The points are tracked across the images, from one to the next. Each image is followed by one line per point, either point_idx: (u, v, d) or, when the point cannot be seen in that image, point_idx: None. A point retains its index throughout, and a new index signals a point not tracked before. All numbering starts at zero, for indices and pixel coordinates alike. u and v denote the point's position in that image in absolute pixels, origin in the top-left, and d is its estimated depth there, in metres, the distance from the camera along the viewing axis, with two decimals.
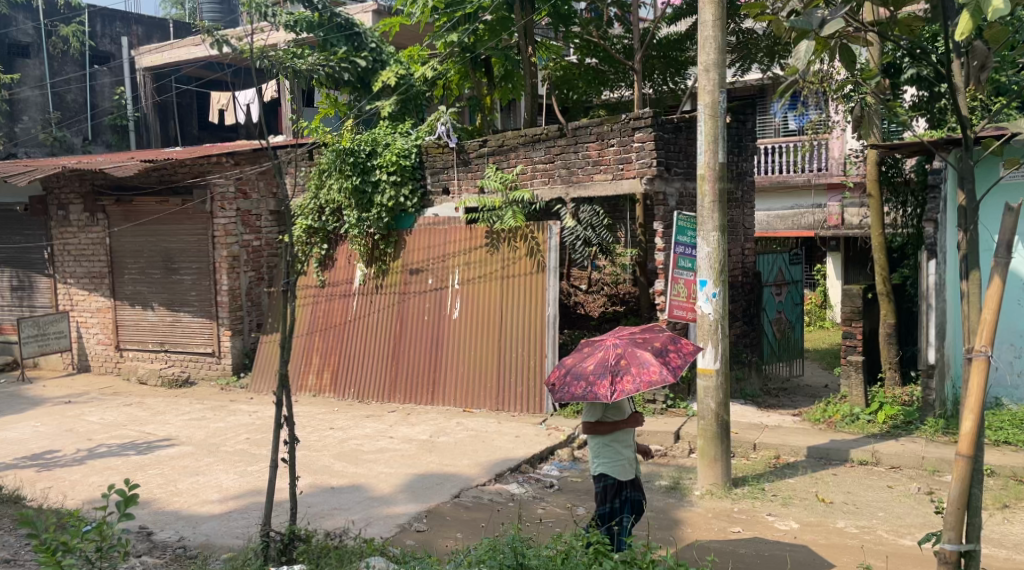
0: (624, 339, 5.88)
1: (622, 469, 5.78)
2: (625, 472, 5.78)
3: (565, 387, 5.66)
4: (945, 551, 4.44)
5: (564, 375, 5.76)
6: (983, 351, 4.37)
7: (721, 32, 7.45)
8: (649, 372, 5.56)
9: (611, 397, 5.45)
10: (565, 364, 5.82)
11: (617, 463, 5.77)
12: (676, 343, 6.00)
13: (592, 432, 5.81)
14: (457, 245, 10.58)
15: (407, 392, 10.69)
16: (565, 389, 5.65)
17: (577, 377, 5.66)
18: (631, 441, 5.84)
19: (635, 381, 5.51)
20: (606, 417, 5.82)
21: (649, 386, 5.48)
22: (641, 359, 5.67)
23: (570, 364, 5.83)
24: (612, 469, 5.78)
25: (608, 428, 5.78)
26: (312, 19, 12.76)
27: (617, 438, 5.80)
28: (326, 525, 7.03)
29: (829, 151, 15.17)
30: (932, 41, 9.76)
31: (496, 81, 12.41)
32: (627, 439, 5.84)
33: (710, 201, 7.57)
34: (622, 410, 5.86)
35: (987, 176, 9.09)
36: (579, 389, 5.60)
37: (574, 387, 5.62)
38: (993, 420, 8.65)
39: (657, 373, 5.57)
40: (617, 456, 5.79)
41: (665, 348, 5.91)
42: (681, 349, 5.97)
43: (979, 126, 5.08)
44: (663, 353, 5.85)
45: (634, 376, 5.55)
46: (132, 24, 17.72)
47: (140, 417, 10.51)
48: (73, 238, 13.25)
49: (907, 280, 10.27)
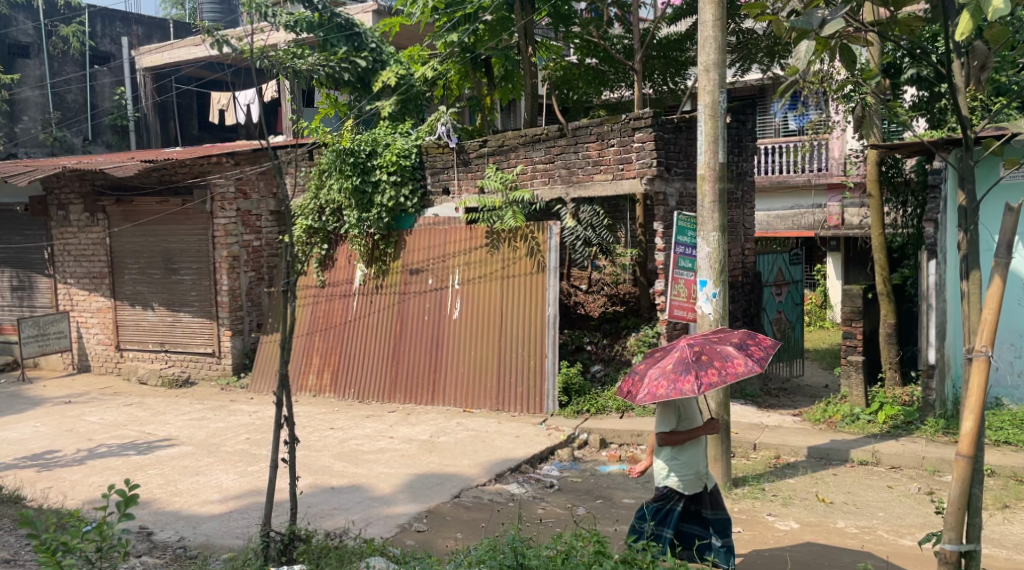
0: (697, 338, 5.88)
1: (688, 482, 5.78)
2: (690, 486, 5.78)
3: (645, 390, 5.60)
4: (945, 551, 4.45)
5: (642, 379, 5.70)
6: (984, 351, 4.38)
7: (721, 32, 7.45)
8: (734, 364, 5.61)
9: (700, 390, 5.43)
10: (640, 369, 5.77)
11: (684, 477, 5.77)
12: (753, 336, 5.98)
13: (664, 443, 5.80)
14: (457, 245, 10.58)
15: (407, 392, 10.69)
16: (646, 392, 5.59)
17: (657, 377, 5.61)
18: (700, 456, 5.82)
19: (721, 374, 5.55)
20: (679, 427, 5.81)
21: (735, 377, 5.54)
22: (721, 353, 5.72)
23: (645, 368, 5.77)
24: (680, 482, 5.78)
25: (682, 439, 5.76)
26: (312, 19, 12.76)
27: (687, 451, 5.79)
28: (326, 525, 7.03)
29: (830, 151, 15.19)
30: (932, 41, 9.76)
31: (496, 82, 12.43)
32: (697, 455, 5.83)
33: (710, 201, 7.57)
34: (695, 421, 5.86)
35: (987, 176, 9.09)
36: (662, 388, 5.55)
37: (656, 388, 5.56)
38: (993, 421, 8.65)
39: (742, 365, 5.63)
40: (686, 469, 5.78)
41: (744, 342, 5.89)
42: (761, 341, 5.92)
43: (979, 126, 5.08)
44: (741, 345, 5.85)
45: (719, 370, 5.58)
46: (132, 24, 17.72)
47: (140, 417, 10.51)
48: (73, 238, 13.25)
49: (908, 280, 10.25)
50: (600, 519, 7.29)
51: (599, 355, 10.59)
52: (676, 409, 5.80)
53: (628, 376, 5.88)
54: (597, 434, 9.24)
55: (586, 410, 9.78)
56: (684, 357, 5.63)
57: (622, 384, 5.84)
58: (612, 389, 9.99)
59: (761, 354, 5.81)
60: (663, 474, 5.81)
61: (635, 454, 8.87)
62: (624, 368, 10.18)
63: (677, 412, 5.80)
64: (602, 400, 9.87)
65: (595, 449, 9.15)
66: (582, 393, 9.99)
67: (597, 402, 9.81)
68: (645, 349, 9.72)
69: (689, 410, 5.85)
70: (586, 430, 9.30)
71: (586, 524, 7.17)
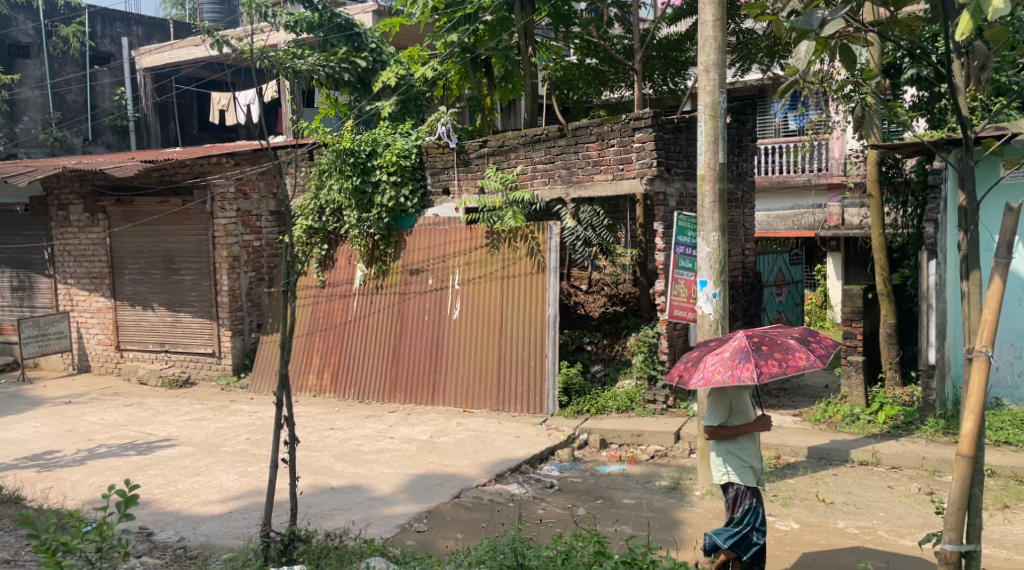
0: (756, 331, 5.97)
1: (744, 476, 5.76)
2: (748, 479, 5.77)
3: (701, 375, 5.70)
4: (945, 551, 4.45)
5: (699, 364, 5.79)
6: (984, 351, 4.38)
7: (721, 32, 7.45)
8: (794, 358, 5.69)
9: (757, 378, 5.51)
10: (696, 356, 5.87)
11: (740, 470, 5.77)
12: (815, 334, 6.06)
13: (715, 437, 5.83)
14: (457, 245, 10.58)
15: (407, 392, 10.69)
16: (701, 377, 5.68)
17: (714, 363, 5.70)
18: (754, 450, 5.83)
19: (781, 365, 5.61)
20: (730, 421, 5.85)
21: (796, 370, 5.60)
22: (782, 346, 5.79)
23: (701, 356, 5.88)
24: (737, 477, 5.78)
25: (731, 432, 5.79)
26: (312, 19, 12.76)
27: (740, 445, 5.80)
28: (326, 526, 7.03)
29: (829, 151, 15.34)
30: (932, 41, 9.76)
31: (496, 82, 12.44)
32: (751, 448, 5.84)
33: (710, 201, 7.57)
34: (747, 414, 5.90)
35: (987, 176, 9.10)
36: (719, 373, 5.63)
37: (713, 374, 5.65)
38: (993, 421, 8.65)
39: (802, 360, 5.70)
40: (742, 463, 5.79)
41: (805, 339, 5.96)
42: (822, 340, 5.99)
43: (980, 126, 5.07)
44: (801, 341, 5.93)
45: (778, 361, 5.65)
46: (132, 24, 17.72)
47: (141, 417, 10.51)
48: (73, 239, 13.25)
49: (908, 280, 10.25)
50: (600, 519, 7.29)
51: (599, 354, 10.62)
52: (727, 403, 5.85)
53: (682, 362, 5.99)
54: (597, 434, 9.24)
55: (586, 410, 9.78)
56: (743, 346, 5.71)
57: (676, 369, 5.94)
58: (612, 389, 9.99)
59: (821, 351, 5.88)
60: (720, 470, 5.81)
61: (635, 455, 8.87)
62: (624, 368, 10.19)
63: (728, 407, 5.85)
64: (602, 400, 9.86)
65: (595, 450, 9.16)
66: (582, 394, 9.98)
67: (597, 402, 9.81)
68: (645, 349, 9.71)
69: (741, 405, 5.89)
70: (586, 431, 9.30)
71: (586, 524, 7.17)
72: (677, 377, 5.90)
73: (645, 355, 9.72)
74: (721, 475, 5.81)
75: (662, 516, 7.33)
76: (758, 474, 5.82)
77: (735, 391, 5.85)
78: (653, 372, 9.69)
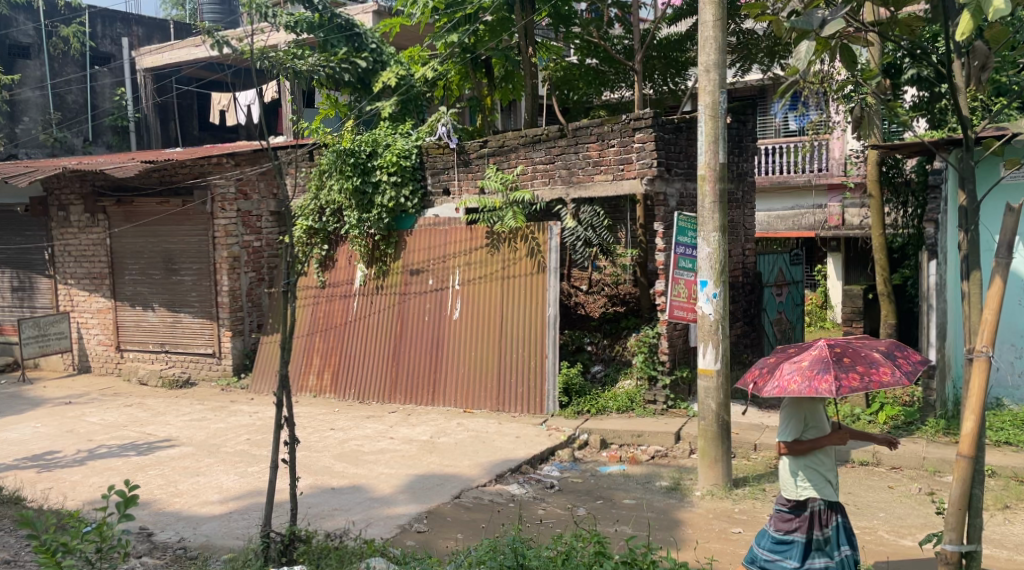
0: (841, 340, 5.73)
1: (825, 490, 5.58)
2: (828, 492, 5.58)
3: (776, 383, 5.59)
4: (945, 551, 4.46)
5: (775, 372, 5.67)
6: (984, 351, 4.38)
7: (721, 32, 7.44)
8: (879, 373, 5.42)
9: (835, 392, 5.32)
10: (772, 362, 5.75)
11: (820, 484, 5.57)
12: (907, 348, 5.70)
13: (791, 452, 5.65)
14: (458, 245, 10.57)
15: (407, 393, 10.69)
16: (775, 385, 5.58)
17: (790, 372, 5.56)
18: (831, 463, 5.64)
19: (862, 379, 5.37)
20: (805, 435, 5.67)
21: (879, 386, 5.34)
22: (866, 359, 5.53)
23: (777, 362, 5.75)
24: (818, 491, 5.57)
25: (807, 446, 5.59)
26: (312, 19, 12.75)
27: (819, 459, 5.61)
28: (326, 526, 7.03)
29: (829, 151, 15.35)
30: (932, 41, 9.76)
31: (496, 82, 12.45)
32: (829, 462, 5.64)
33: (710, 201, 7.57)
34: (822, 429, 5.72)
35: (988, 176, 9.10)
36: (795, 384, 5.50)
37: (788, 384, 5.53)
38: (994, 421, 8.66)
39: (887, 375, 5.42)
40: (820, 477, 5.58)
41: (894, 353, 5.64)
42: (912, 355, 5.64)
43: (980, 126, 5.07)
44: (890, 354, 5.63)
45: (861, 375, 5.41)
46: (132, 24, 17.69)
47: (141, 417, 10.52)
48: (73, 239, 13.25)
49: (909, 280, 10.25)
50: (600, 519, 7.28)
51: (599, 355, 10.62)
52: (801, 416, 5.69)
53: (757, 367, 5.89)
54: (597, 435, 9.23)
55: (586, 411, 9.78)
56: (823, 357, 5.53)
57: (751, 374, 5.85)
58: (612, 390, 9.99)
59: (911, 367, 5.54)
60: (797, 486, 5.61)
61: (635, 456, 8.87)
62: (624, 368, 10.19)
63: (802, 420, 5.68)
64: (602, 400, 9.86)
65: (595, 450, 9.15)
66: (582, 394, 9.98)
67: (597, 403, 9.81)
68: (646, 350, 9.70)
69: (816, 418, 5.71)
70: (586, 431, 9.30)
71: (586, 524, 7.17)
72: (751, 382, 5.81)
73: (645, 355, 9.71)
74: (800, 491, 5.60)
75: (662, 517, 7.33)
76: (838, 488, 5.62)
77: (810, 404, 5.69)
78: (654, 373, 9.68)
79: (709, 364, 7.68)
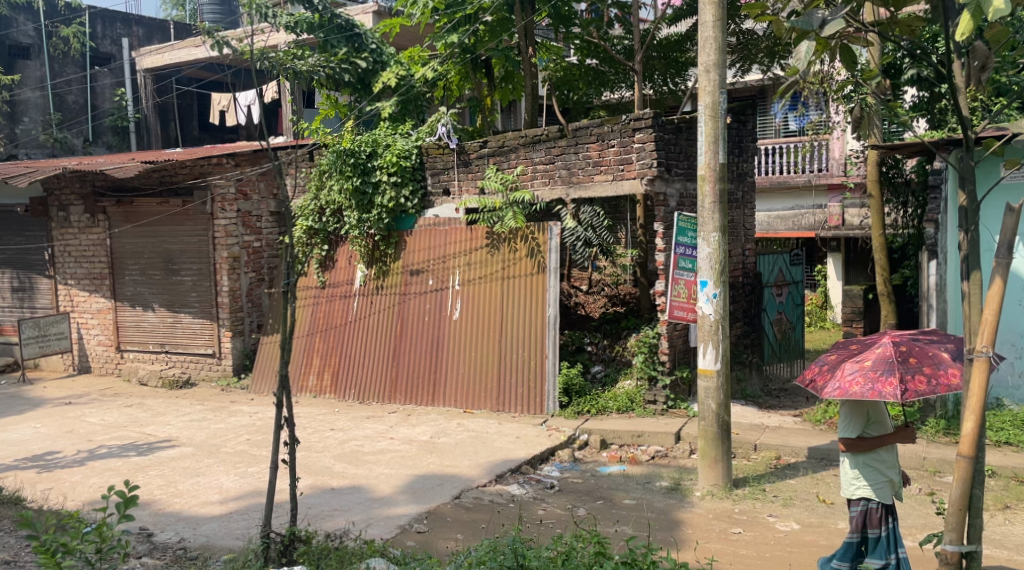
0: (903, 340, 5.72)
1: (882, 490, 5.64)
2: (886, 492, 5.65)
3: (836, 384, 5.58)
4: (945, 551, 4.46)
5: (835, 373, 5.66)
6: (984, 352, 4.38)
7: (721, 32, 7.44)
8: (944, 376, 5.42)
9: (900, 396, 5.34)
10: (834, 362, 5.75)
11: (877, 483, 5.64)
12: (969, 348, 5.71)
13: (851, 449, 5.70)
14: (458, 245, 10.57)
15: (408, 393, 10.69)
16: (836, 386, 5.57)
17: (852, 373, 5.57)
18: (892, 461, 5.67)
19: (927, 383, 5.37)
20: (867, 432, 5.71)
21: (946, 390, 5.35)
22: (930, 360, 5.53)
23: (838, 362, 5.75)
24: (874, 491, 5.65)
25: (870, 445, 5.64)
26: (312, 19, 12.74)
27: (879, 456, 5.66)
28: (326, 527, 7.03)
29: (830, 151, 15.31)
30: (932, 41, 9.75)
31: (496, 82, 12.46)
32: (889, 460, 5.69)
33: (710, 201, 7.57)
34: (884, 425, 5.75)
35: (988, 176, 9.10)
36: (858, 386, 5.50)
37: (850, 385, 5.52)
38: (994, 421, 8.66)
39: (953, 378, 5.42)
40: (878, 476, 5.65)
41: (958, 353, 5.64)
42: None
43: (980, 126, 5.07)
44: (954, 355, 5.62)
45: (925, 378, 5.41)
46: (132, 24, 17.65)
47: (141, 418, 10.51)
48: (74, 240, 13.24)
49: (909, 280, 10.24)
50: (600, 520, 7.29)
51: (599, 355, 10.62)
52: (864, 413, 5.71)
53: (818, 365, 5.90)
54: (597, 435, 9.24)
55: (587, 411, 9.79)
56: (887, 357, 5.53)
57: (811, 373, 5.86)
58: (612, 390, 9.99)
59: None
60: (852, 485, 5.70)
61: (635, 456, 8.87)
62: (625, 369, 10.19)
63: (864, 417, 5.71)
64: (602, 401, 9.87)
65: (595, 450, 9.15)
66: (582, 394, 9.97)
67: (598, 403, 9.81)
68: (646, 350, 9.70)
69: (878, 414, 5.75)
70: (586, 431, 9.30)
71: (586, 525, 7.16)
72: (811, 381, 5.81)
73: (645, 355, 9.71)
74: (854, 490, 5.69)
75: (663, 517, 7.32)
76: (898, 488, 5.68)
77: (871, 401, 5.71)
78: (654, 373, 9.69)
79: (709, 364, 7.68)
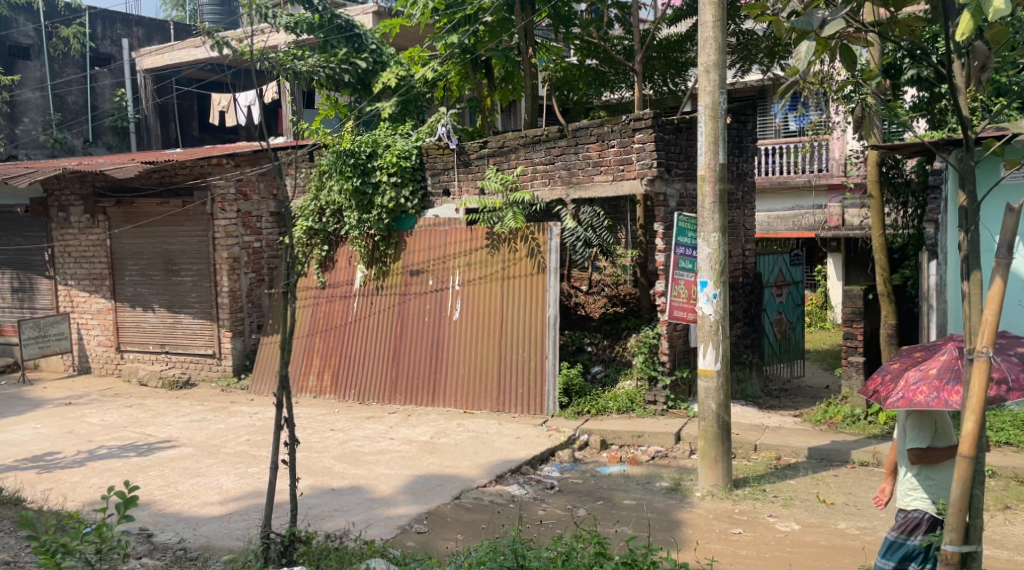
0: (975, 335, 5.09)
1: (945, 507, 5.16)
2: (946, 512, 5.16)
3: (899, 394, 5.02)
4: (946, 552, 4.48)
5: (898, 381, 5.10)
6: (984, 352, 4.38)
7: (721, 32, 7.44)
8: None
9: None
10: (896, 370, 5.18)
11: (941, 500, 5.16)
12: None
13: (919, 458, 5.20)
14: (458, 245, 10.57)
15: (408, 394, 10.69)
16: (899, 396, 5.02)
17: (915, 381, 4.98)
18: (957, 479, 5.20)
19: None
20: (935, 444, 5.21)
21: None
22: None
23: (901, 370, 5.18)
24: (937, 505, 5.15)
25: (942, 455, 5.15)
26: (312, 20, 12.74)
27: (943, 472, 5.18)
28: (326, 528, 7.02)
29: (830, 151, 15.29)
30: (932, 42, 9.75)
31: (496, 83, 12.49)
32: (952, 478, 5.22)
33: (710, 202, 7.57)
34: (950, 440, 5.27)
35: (987, 176, 9.11)
36: (923, 395, 4.92)
37: (913, 395, 4.96)
38: (994, 421, 8.66)
39: None
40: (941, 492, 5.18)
41: None
42: None
43: (980, 126, 5.08)
44: None
45: None
46: (132, 25, 17.64)
47: (141, 418, 10.51)
48: (74, 240, 13.24)
49: (909, 280, 10.22)
50: (600, 520, 7.28)
51: (599, 355, 10.62)
52: (931, 423, 5.21)
53: (880, 374, 5.32)
54: (597, 435, 9.24)
55: (587, 412, 9.79)
56: (954, 361, 4.92)
57: (872, 383, 5.29)
58: (612, 390, 9.99)
59: None
60: (907, 496, 5.24)
61: (635, 456, 8.87)
62: (625, 369, 10.20)
63: (932, 427, 5.21)
64: (602, 401, 9.87)
65: (596, 451, 9.16)
66: (582, 395, 9.97)
67: (598, 404, 9.81)
68: (646, 350, 9.70)
69: (944, 425, 5.26)
70: (586, 431, 9.30)
71: (586, 525, 7.16)
72: (873, 392, 5.25)
73: (645, 356, 9.71)
74: (909, 501, 5.23)
75: (663, 517, 7.32)
76: None
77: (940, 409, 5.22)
78: (654, 373, 9.69)
79: (709, 364, 7.68)
